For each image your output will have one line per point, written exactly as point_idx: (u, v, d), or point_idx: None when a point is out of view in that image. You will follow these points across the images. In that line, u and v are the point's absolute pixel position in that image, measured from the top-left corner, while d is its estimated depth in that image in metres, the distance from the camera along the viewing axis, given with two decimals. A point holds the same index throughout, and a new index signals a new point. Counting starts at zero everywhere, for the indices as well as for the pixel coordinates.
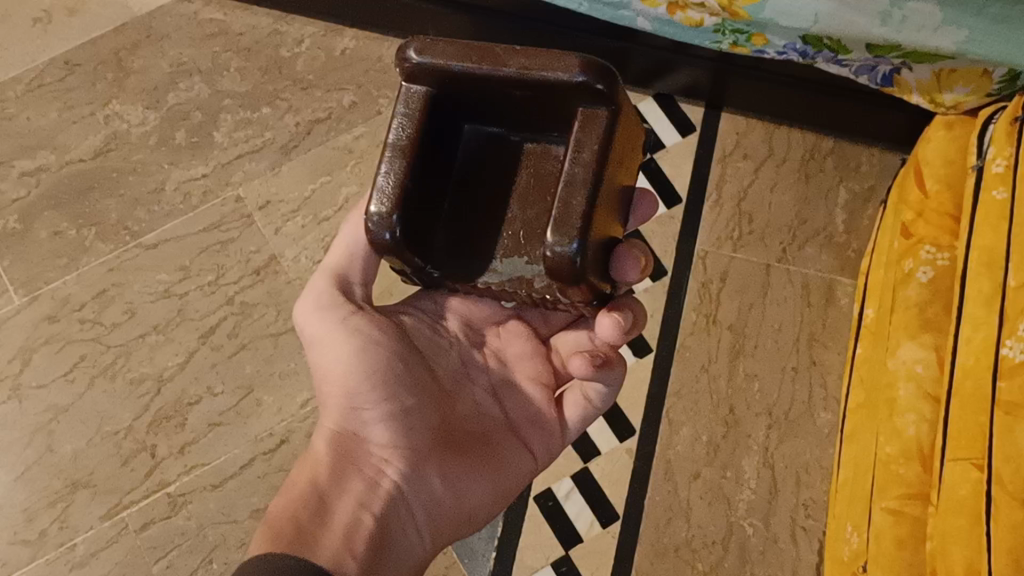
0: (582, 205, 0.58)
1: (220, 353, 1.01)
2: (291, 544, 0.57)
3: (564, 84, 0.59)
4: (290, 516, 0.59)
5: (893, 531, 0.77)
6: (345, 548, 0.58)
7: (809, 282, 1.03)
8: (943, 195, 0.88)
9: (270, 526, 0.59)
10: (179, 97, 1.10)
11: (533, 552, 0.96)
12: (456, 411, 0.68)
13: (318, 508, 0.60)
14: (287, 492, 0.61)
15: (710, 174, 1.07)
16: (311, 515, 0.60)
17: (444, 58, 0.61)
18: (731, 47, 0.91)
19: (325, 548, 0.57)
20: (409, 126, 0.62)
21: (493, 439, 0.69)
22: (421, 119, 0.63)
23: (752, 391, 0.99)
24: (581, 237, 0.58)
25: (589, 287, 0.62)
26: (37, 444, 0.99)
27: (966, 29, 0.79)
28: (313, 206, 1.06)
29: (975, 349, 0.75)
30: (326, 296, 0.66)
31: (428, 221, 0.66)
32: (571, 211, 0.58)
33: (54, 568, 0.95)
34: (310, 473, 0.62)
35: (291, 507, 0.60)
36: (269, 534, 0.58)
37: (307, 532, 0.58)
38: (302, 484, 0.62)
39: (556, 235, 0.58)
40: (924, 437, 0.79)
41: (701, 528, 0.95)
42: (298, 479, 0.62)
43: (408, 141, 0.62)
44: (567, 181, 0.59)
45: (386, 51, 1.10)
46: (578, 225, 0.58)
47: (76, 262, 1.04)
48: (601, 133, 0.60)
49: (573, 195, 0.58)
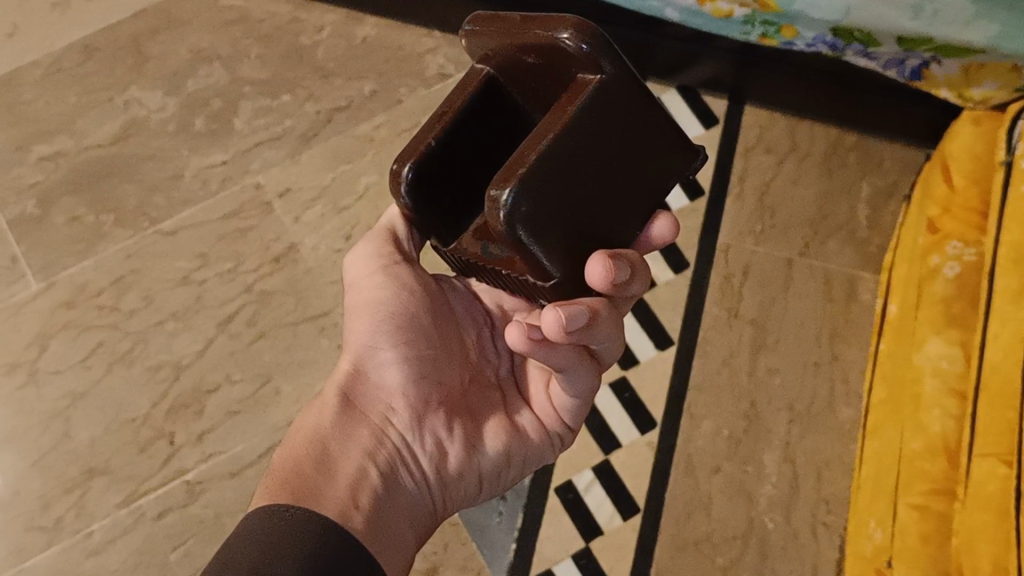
0: (532, 154, 0.54)
1: (238, 341, 1.01)
2: (287, 478, 0.55)
3: (557, 47, 0.56)
4: (294, 460, 0.57)
5: (918, 527, 0.77)
6: (344, 491, 0.56)
7: (831, 276, 1.02)
8: (970, 190, 0.88)
9: (273, 469, 0.57)
10: (198, 83, 1.09)
11: (552, 544, 0.95)
12: (473, 382, 0.67)
13: (322, 451, 0.59)
14: (295, 433, 0.60)
15: (733, 167, 1.07)
16: (314, 456, 0.58)
17: (483, 26, 0.60)
18: (760, 39, 0.90)
19: (324, 485, 0.56)
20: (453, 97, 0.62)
21: (512, 410, 0.67)
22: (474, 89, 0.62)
23: (773, 386, 0.99)
24: (520, 187, 0.53)
25: (540, 258, 0.56)
26: (53, 431, 0.98)
27: (998, 23, 0.78)
28: (332, 194, 1.06)
29: (1003, 346, 0.74)
30: (372, 247, 0.67)
31: (455, 205, 0.65)
32: (522, 162, 0.54)
33: (69, 556, 0.93)
34: (320, 418, 0.61)
35: (295, 451, 0.58)
36: (272, 477, 0.56)
37: (307, 470, 0.57)
38: (310, 427, 0.60)
39: (498, 186, 0.54)
40: (950, 432, 0.79)
41: (721, 522, 0.94)
42: (306, 422, 0.61)
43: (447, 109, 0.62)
44: (536, 136, 0.55)
45: (407, 40, 1.11)
46: (519, 174, 0.53)
47: (93, 248, 1.04)
48: (585, 98, 0.55)
49: (530, 147, 0.54)
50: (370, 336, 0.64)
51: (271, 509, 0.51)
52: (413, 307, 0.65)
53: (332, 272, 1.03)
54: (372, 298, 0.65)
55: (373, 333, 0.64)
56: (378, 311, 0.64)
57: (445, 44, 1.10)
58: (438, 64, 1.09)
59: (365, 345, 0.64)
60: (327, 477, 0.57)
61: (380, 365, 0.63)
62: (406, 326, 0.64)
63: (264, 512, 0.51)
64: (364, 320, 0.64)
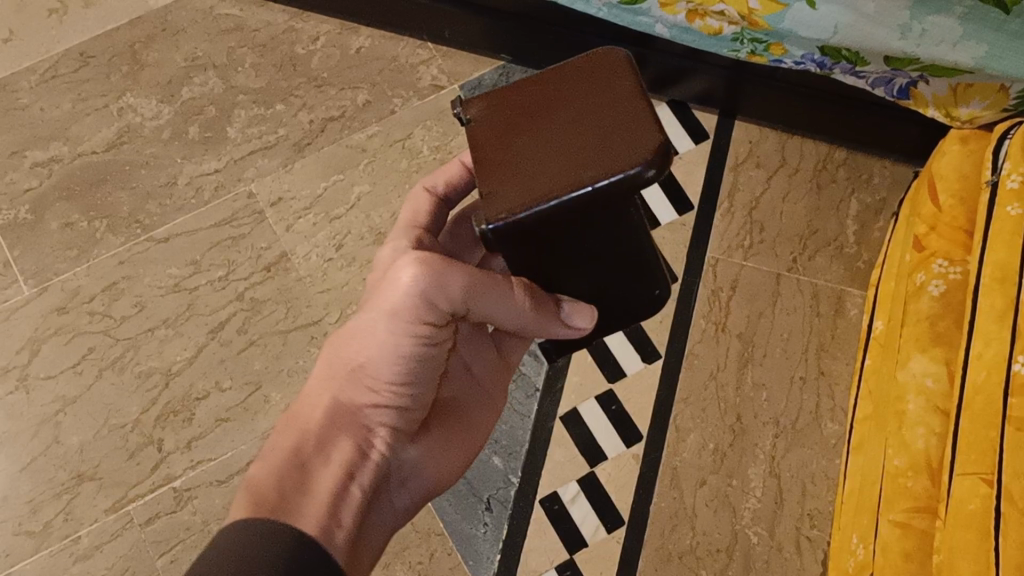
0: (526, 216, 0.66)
1: (229, 349, 1.02)
2: (274, 507, 0.59)
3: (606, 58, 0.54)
4: (275, 480, 0.61)
5: (900, 544, 0.76)
6: (332, 516, 0.61)
7: (819, 291, 1.03)
8: (957, 209, 0.88)
9: (254, 483, 0.61)
10: (193, 92, 1.10)
11: (537, 554, 0.96)
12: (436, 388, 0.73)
13: (303, 475, 0.62)
14: (273, 451, 0.63)
15: (722, 183, 1.07)
16: (295, 481, 0.62)
17: (600, 102, 0.52)
18: (749, 56, 0.91)
19: (312, 509, 0.60)
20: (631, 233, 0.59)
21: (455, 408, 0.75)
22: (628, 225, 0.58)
23: (759, 401, 0.99)
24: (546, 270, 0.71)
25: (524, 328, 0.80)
26: (43, 435, 0.99)
27: (986, 44, 0.78)
28: (324, 203, 1.06)
29: (986, 364, 0.74)
30: (433, 292, 0.62)
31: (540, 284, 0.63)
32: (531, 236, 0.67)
33: (57, 561, 0.95)
34: (301, 437, 0.65)
35: (278, 469, 0.62)
36: (251, 492, 0.59)
37: (292, 499, 0.60)
38: (290, 446, 0.64)
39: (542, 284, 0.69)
40: (932, 450, 0.78)
41: (706, 535, 0.95)
42: (287, 441, 0.64)
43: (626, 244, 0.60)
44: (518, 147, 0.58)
45: (401, 50, 1.11)
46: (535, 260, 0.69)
47: (86, 254, 1.04)
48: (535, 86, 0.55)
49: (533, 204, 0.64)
50: (366, 364, 0.66)
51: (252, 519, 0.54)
52: (426, 349, 0.65)
53: (322, 281, 1.04)
54: (385, 335, 0.64)
55: (369, 362, 0.66)
56: (388, 354, 0.65)
57: (439, 55, 1.11)
58: (431, 75, 1.10)
59: (362, 368, 0.66)
60: (311, 497, 0.61)
61: (369, 390, 0.67)
62: (409, 366, 0.66)
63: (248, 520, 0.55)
64: (369, 350, 0.65)
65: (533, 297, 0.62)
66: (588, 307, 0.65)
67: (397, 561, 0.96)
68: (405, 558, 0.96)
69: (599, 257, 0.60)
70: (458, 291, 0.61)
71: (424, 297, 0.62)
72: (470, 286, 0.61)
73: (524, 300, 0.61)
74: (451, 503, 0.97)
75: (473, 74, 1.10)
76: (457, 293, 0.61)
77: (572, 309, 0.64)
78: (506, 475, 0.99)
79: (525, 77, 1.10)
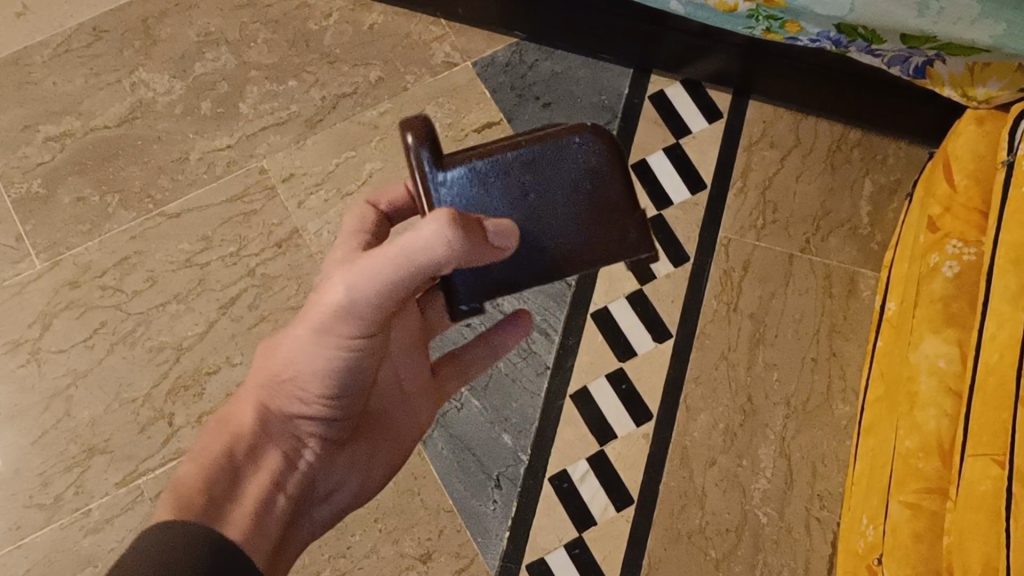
0: None
1: (240, 325, 1.02)
2: (201, 511, 0.59)
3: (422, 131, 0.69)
4: (203, 484, 0.61)
5: (910, 525, 0.76)
6: (253, 525, 0.61)
7: (831, 273, 1.02)
8: (972, 189, 0.86)
9: (177, 487, 0.60)
10: (205, 67, 1.09)
11: (546, 532, 0.96)
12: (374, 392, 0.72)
13: (229, 480, 0.62)
14: (201, 455, 0.63)
15: (735, 162, 1.06)
16: (221, 487, 0.62)
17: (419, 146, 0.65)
18: (764, 33, 0.89)
19: (236, 515, 0.60)
20: (501, 157, 0.60)
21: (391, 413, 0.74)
22: (492, 158, 0.60)
23: (770, 381, 0.99)
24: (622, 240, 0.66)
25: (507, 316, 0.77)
26: (54, 409, 1.00)
27: (1003, 23, 0.77)
28: (336, 179, 1.06)
29: (1000, 346, 0.73)
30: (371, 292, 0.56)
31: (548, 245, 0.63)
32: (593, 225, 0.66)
33: (68, 533, 0.96)
34: (230, 440, 0.65)
35: (207, 470, 0.62)
36: (175, 493, 0.60)
37: (218, 505, 0.60)
38: (220, 449, 0.64)
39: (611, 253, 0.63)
40: (944, 432, 0.77)
41: (715, 515, 0.96)
42: (216, 444, 0.64)
43: (507, 159, 0.60)
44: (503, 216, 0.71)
45: (414, 27, 1.10)
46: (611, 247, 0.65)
47: (98, 229, 1.05)
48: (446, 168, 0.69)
49: None
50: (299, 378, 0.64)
51: (157, 534, 0.51)
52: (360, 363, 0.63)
53: None
54: (319, 348, 0.61)
55: (299, 376, 0.64)
56: (326, 373, 0.63)
57: (452, 32, 1.10)
58: (444, 52, 1.09)
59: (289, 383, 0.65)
60: (236, 504, 0.61)
61: (301, 400, 0.65)
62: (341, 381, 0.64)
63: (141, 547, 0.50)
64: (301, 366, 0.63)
65: (458, 228, 0.52)
66: (509, 226, 0.56)
67: (406, 537, 0.96)
68: (414, 534, 0.96)
69: (509, 189, 0.60)
70: (388, 278, 0.55)
71: (351, 310, 0.58)
72: (389, 272, 0.55)
73: (450, 238, 0.52)
74: (459, 480, 0.97)
75: (486, 52, 1.09)
76: (392, 280, 0.55)
77: (494, 227, 0.56)
78: (516, 452, 0.98)
79: (538, 55, 1.09)
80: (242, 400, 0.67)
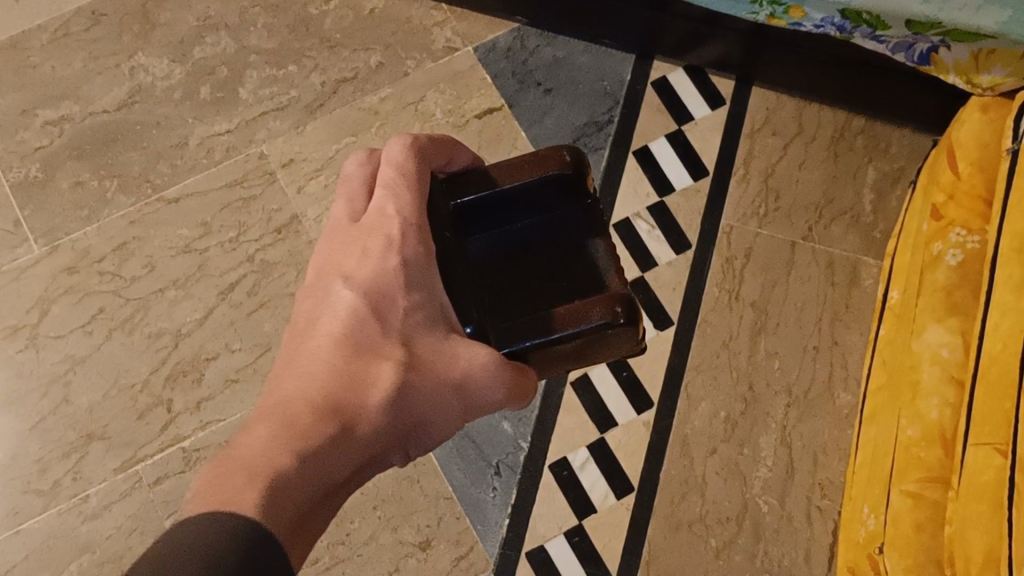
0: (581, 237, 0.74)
1: (239, 311, 1.01)
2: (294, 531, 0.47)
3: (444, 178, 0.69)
4: (305, 496, 0.48)
5: (912, 515, 0.76)
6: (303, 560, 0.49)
7: (834, 261, 1.02)
8: (976, 177, 0.85)
9: (282, 481, 0.47)
10: (204, 52, 1.09)
11: (546, 521, 0.96)
12: None
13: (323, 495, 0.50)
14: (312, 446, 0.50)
15: (738, 150, 1.06)
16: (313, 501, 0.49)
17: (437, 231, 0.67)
18: (768, 19, 0.89)
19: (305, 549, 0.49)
20: (563, 329, 0.66)
21: None
22: (554, 329, 0.66)
23: (772, 370, 0.99)
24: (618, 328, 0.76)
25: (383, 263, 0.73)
26: (52, 395, 0.99)
27: (1010, 9, 0.76)
28: (336, 165, 1.06)
29: (1002, 335, 0.72)
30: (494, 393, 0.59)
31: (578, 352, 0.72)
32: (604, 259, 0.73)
33: (65, 519, 0.95)
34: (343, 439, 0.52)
35: (315, 476, 0.49)
36: (284, 489, 0.47)
37: (302, 522, 0.48)
38: (334, 452, 0.51)
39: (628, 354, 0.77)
40: (946, 421, 0.77)
41: (715, 504, 0.95)
42: (332, 438, 0.51)
43: (568, 329, 0.66)
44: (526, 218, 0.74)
45: (415, 12, 1.10)
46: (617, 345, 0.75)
47: (96, 214, 1.04)
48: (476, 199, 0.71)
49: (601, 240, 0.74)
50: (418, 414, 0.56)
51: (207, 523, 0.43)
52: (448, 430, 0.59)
53: None
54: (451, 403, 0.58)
55: (422, 414, 0.57)
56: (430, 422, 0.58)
57: (453, 17, 1.09)
58: (445, 38, 1.09)
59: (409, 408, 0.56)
60: (309, 530, 0.49)
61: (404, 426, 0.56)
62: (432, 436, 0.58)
63: (159, 553, 0.42)
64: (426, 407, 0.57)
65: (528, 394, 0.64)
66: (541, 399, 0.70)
67: (405, 525, 0.96)
68: (413, 522, 0.96)
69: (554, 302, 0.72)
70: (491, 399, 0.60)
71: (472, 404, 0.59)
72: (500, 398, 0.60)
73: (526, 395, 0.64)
74: (459, 468, 0.97)
75: (487, 38, 1.09)
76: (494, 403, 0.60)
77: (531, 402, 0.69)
78: (516, 440, 0.98)
79: (539, 41, 1.09)
80: (354, 391, 0.54)
